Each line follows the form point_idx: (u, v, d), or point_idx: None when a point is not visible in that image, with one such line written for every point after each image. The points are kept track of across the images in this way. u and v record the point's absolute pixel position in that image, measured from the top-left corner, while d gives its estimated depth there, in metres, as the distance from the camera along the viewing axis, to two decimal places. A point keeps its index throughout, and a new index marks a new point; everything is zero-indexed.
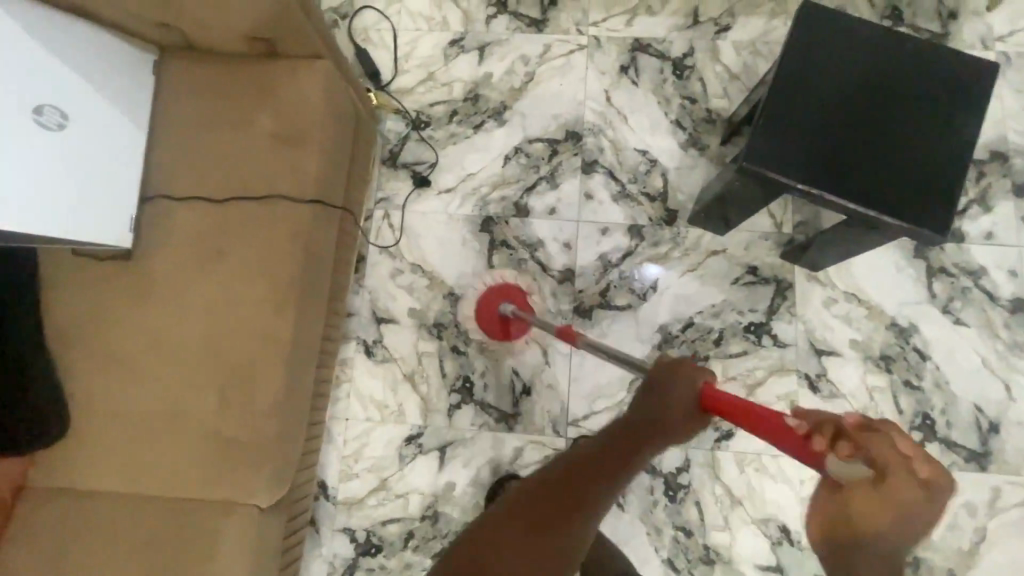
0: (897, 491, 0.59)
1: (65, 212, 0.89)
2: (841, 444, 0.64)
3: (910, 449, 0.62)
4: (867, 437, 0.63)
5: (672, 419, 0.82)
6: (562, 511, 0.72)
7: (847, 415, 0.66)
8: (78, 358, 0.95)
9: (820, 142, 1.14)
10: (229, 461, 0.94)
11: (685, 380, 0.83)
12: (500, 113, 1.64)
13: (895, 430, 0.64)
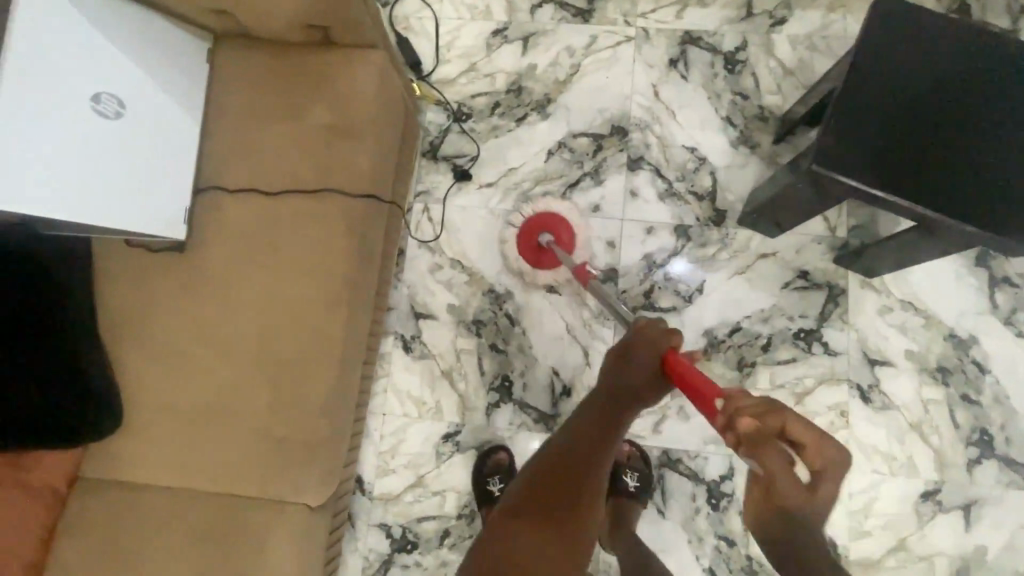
0: (796, 493, 0.60)
1: (121, 202, 0.88)
2: (742, 445, 0.65)
3: (807, 436, 0.63)
4: (765, 437, 0.63)
5: (643, 391, 0.92)
6: (566, 492, 0.87)
7: (747, 415, 0.66)
8: (131, 350, 0.95)
9: (894, 144, 1.08)
10: (278, 461, 0.93)
11: (649, 347, 0.93)
12: (544, 106, 1.60)
13: (793, 420, 0.64)
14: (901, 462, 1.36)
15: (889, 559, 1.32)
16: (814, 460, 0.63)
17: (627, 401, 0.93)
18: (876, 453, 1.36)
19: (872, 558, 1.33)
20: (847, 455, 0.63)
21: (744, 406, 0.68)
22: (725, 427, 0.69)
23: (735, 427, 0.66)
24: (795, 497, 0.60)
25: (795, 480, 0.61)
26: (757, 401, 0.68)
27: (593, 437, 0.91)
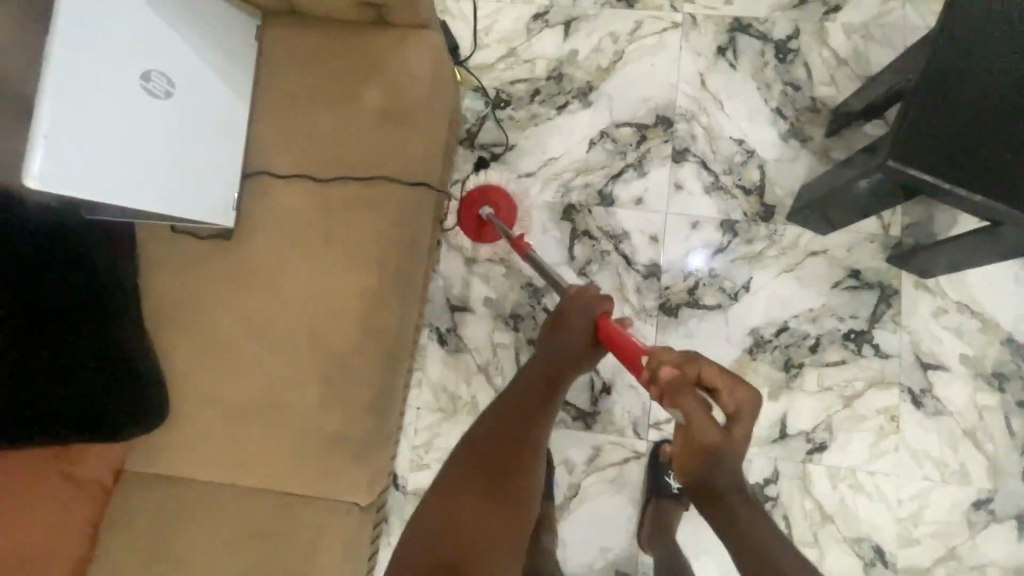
0: (714, 432, 0.68)
1: (169, 187, 0.83)
2: (662, 393, 0.72)
3: (718, 378, 0.70)
4: (683, 385, 0.70)
5: (578, 355, 1.02)
6: (510, 458, 0.96)
7: (668, 365, 0.72)
8: (178, 341, 0.91)
9: (976, 139, 1.02)
10: (328, 459, 0.90)
11: (582, 311, 1.01)
12: (586, 94, 1.54)
13: (706, 365, 0.71)
14: (953, 469, 1.32)
15: (939, 567, 1.29)
16: (730, 402, 0.70)
17: (564, 366, 1.03)
18: (927, 459, 1.32)
19: (920, 566, 1.29)
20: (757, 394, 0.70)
21: (666, 358, 0.74)
22: (651, 380, 0.75)
23: (658, 380, 0.73)
24: (713, 437, 0.68)
25: (712, 422, 0.68)
26: (676, 355, 0.75)
27: (533, 398, 1.02)
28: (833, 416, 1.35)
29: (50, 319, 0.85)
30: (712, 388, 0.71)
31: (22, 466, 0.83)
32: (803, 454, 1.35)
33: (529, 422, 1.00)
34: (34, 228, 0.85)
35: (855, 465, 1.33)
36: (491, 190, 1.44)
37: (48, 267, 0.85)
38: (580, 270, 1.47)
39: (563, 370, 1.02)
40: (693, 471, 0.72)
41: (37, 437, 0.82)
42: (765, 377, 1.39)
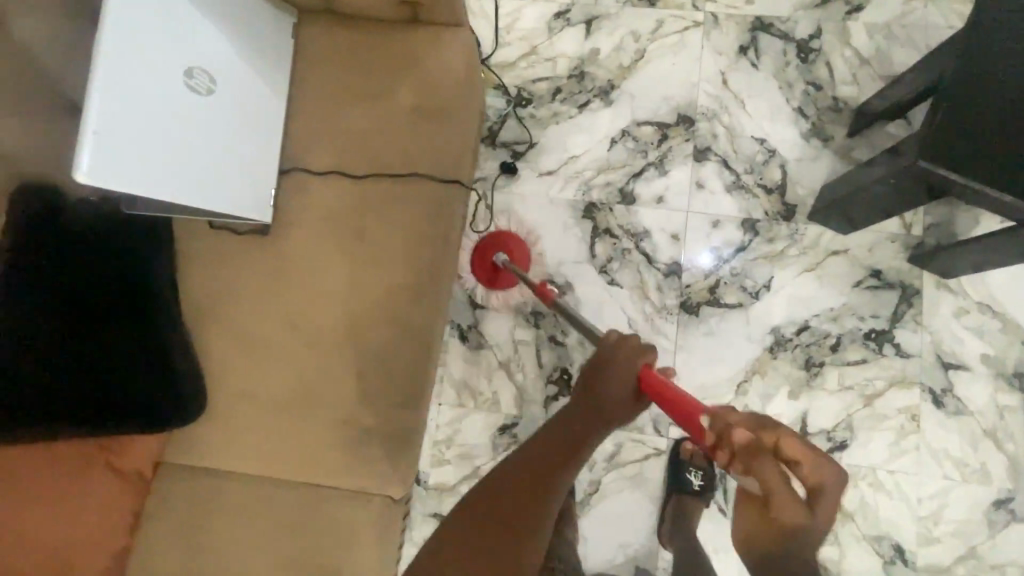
0: (796, 511, 0.59)
1: (210, 182, 0.84)
2: (733, 459, 0.63)
3: (802, 452, 0.60)
4: (760, 453, 0.61)
5: (613, 414, 0.86)
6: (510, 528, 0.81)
7: (740, 429, 0.63)
8: (214, 336, 0.93)
9: (1007, 139, 1.02)
10: (365, 451, 0.91)
11: (623, 363, 0.86)
12: (608, 92, 1.55)
13: (787, 436, 0.61)
14: (973, 468, 1.32)
15: (958, 566, 1.30)
16: (811, 477, 0.60)
17: (597, 424, 0.86)
18: (948, 459, 1.33)
19: (939, 565, 1.30)
20: (842, 472, 0.61)
21: (735, 420, 0.66)
22: (716, 443, 0.66)
23: (728, 443, 0.64)
24: (795, 516, 0.59)
25: (791, 497, 0.59)
26: (746, 417, 0.66)
27: (553, 457, 0.86)
28: (854, 415, 1.36)
29: (90, 311, 0.87)
30: (793, 462, 0.61)
31: (69, 457, 0.85)
32: (823, 453, 1.35)
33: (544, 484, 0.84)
34: (78, 223, 0.88)
35: (876, 464, 1.34)
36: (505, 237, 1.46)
37: (90, 261, 0.88)
38: (602, 268, 1.48)
39: (594, 430, 0.86)
40: (764, 554, 0.62)
41: (80, 426, 0.84)
42: (786, 376, 1.39)
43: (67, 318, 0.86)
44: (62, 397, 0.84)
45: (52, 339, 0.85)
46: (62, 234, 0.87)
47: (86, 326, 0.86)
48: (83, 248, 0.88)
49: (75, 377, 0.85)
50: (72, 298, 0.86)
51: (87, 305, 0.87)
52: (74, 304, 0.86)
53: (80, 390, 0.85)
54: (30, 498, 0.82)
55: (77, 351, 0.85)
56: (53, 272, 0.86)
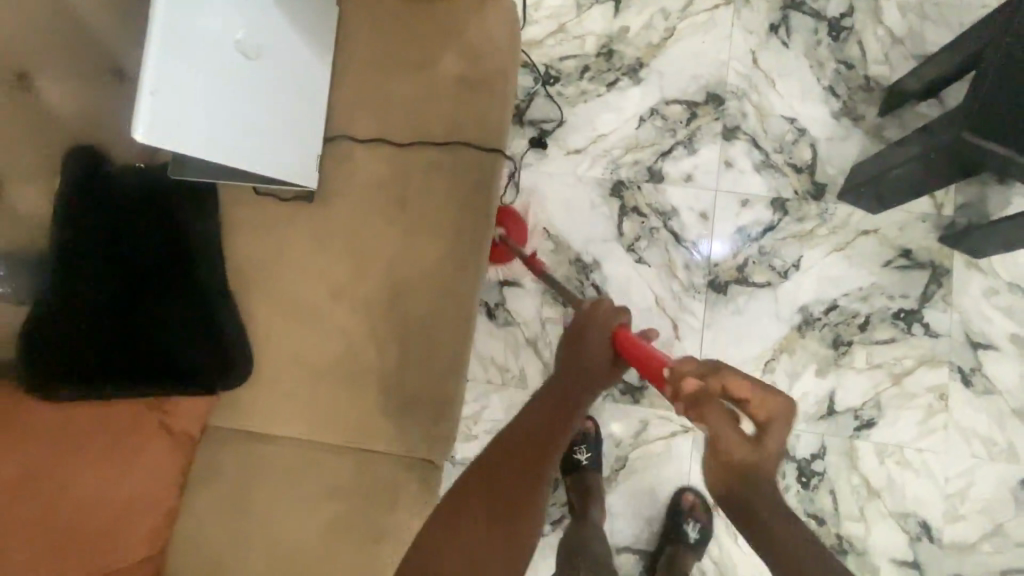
0: (738, 441, 0.75)
1: (256, 147, 0.85)
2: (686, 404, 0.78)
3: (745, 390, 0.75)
4: (708, 397, 0.76)
5: (597, 376, 0.92)
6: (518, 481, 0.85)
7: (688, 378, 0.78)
8: (259, 302, 0.93)
9: None
10: (410, 414, 0.93)
11: (600, 326, 0.92)
12: (636, 70, 1.54)
13: (730, 375, 0.76)
14: (1000, 447, 1.33)
15: (984, 543, 1.30)
16: (757, 411, 0.76)
17: (586, 387, 0.92)
18: (976, 438, 1.33)
19: (965, 542, 1.31)
20: (784, 400, 0.76)
21: (686, 370, 0.79)
22: (674, 394, 0.80)
23: (681, 392, 0.78)
24: (738, 445, 0.75)
25: (733, 429, 0.75)
26: (699, 366, 0.79)
27: (548, 424, 0.89)
28: (882, 392, 1.37)
29: (124, 278, 0.87)
30: (739, 398, 0.76)
31: (120, 416, 0.86)
32: (851, 430, 1.36)
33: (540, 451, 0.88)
34: (110, 190, 0.87)
35: (904, 442, 1.34)
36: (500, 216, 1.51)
37: (124, 229, 0.87)
38: (629, 246, 1.48)
39: (582, 392, 0.91)
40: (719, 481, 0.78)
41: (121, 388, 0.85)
42: (813, 354, 1.40)
43: (97, 288, 0.84)
44: (87, 369, 0.83)
45: (77, 311, 0.82)
46: (87, 203, 0.84)
47: (119, 295, 0.86)
48: (115, 217, 0.87)
49: (103, 347, 0.84)
50: (100, 269, 0.84)
51: (120, 275, 0.86)
52: (106, 274, 0.85)
53: (116, 360, 0.85)
54: (69, 469, 0.81)
55: (109, 322, 0.85)
56: (79, 242, 0.83)
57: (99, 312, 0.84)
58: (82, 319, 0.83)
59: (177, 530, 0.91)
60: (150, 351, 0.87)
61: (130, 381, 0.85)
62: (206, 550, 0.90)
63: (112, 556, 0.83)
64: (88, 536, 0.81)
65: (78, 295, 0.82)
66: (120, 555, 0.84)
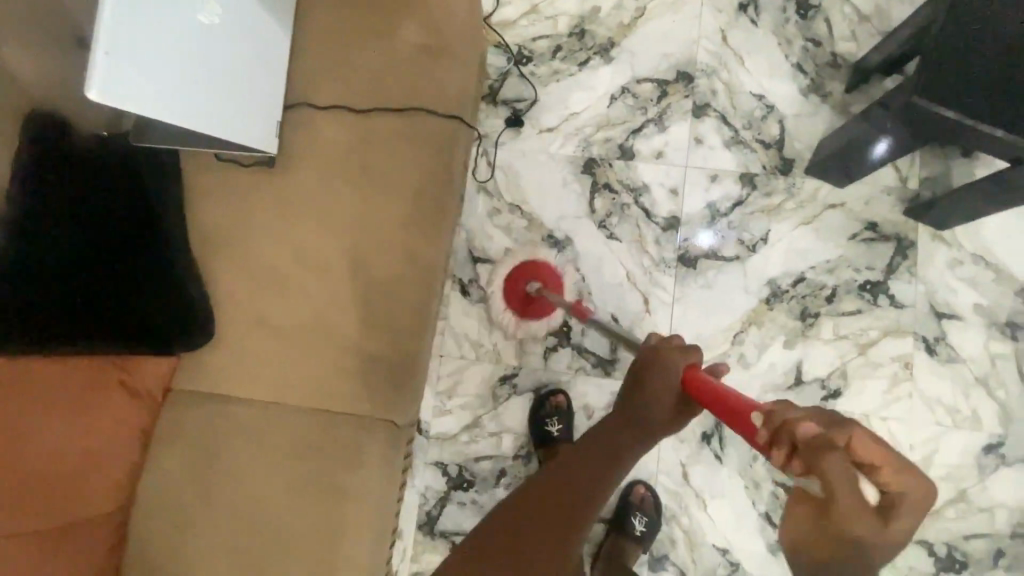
0: (866, 522, 0.54)
1: (211, 109, 0.86)
2: (793, 457, 0.57)
3: (879, 455, 0.57)
4: (831, 448, 0.55)
5: (659, 421, 0.86)
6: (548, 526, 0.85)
7: (804, 424, 0.58)
8: (221, 266, 0.95)
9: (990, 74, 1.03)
10: (372, 374, 0.94)
11: (664, 371, 0.85)
12: (608, 50, 1.55)
13: (862, 433, 0.58)
14: (964, 414, 1.35)
15: (949, 509, 1.32)
16: (889, 482, 0.57)
17: (642, 431, 0.88)
18: (940, 406, 1.35)
19: (931, 508, 1.33)
20: (927, 482, 0.57)
21: (798, 418, 0.60)
22: (771, 442, 0.60)
23: (787, 440, 0.58)
24: (863, 526, 0.54)
25: (867, 512, 0.54)
26: (807, 412, 0.61)
27: (597, 462, 0.89)
28: (847, 362, 1.39)
29: (89, 239, 0.90)
30: (867, 463, 0.57)
31: (86, 371, 0.88)
32: (818, 400, 1.38)
33: (585, 490, 0.88)
34: (78, 153, 0.90)
35: (870, 410, 1.36)
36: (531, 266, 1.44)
37: (91, 191, 0.91)
38: (601, 222, 1.49)
39: (637, 435, 0.88)
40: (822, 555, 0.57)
41: (82, 342, 0.87)
42: (781, 326, 1.42)
43: (64, 244, 0.88)
44: (49, 323, 0.86)
45: (33, 267, 0.85)
46: (48, 163, 0.88)
47: (82, 254, 0.89)
48: (79, 179, 0.90)
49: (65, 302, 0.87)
50: (60, 226, 0.88)
51: (84, 234, 0.89)
52: (68, 232, 0.88)
53: (74, 316, 0.87)
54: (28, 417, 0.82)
55: (71, 279, 0.88)
56: (41, 201, 0.86)
57: (59, 268, 0.87)
58: (46, 276, 0.86)
59: (139, 487, 0.92)
60: (112, 309, 0.90)
61: (89, 335, 0.88)
62: (166, 506, 0.91)
63: (76, 507, 0.85)
64: (48, 484, 0.83)
65: (39, 252, 0.86)
66: (85, 507, 0.86)
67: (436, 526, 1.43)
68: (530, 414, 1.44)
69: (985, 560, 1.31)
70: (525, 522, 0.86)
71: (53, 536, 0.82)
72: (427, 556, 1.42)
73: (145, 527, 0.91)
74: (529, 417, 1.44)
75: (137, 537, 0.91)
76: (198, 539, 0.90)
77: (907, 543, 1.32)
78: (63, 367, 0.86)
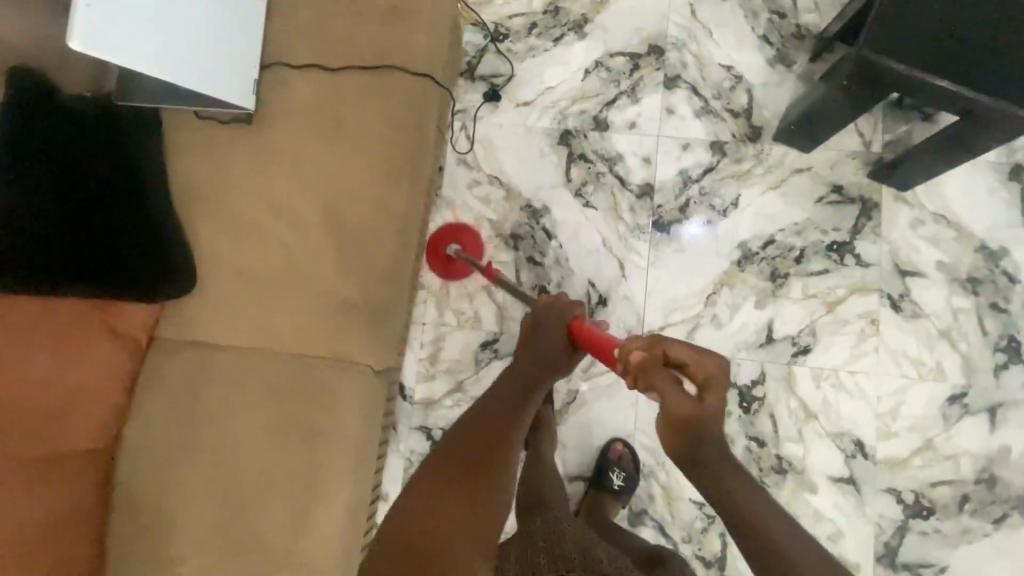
0: (689, 408, 0.80)
1: (188, 65, 0.91)
2: (636, 377, 0.85)
3: (683, 354, 0.85)
4: (653, 364, 0.83)
5: (549, 366, 1.11)
6: (487, 449, 1.00)
7: (633, 352, 0.85)
8: (205, 221, 1.00)
9: (931, 28, 1.09)
10: (350, 319, 1.00)
11: (555, 321, 1.10)
12: (582, 25, 1.59)
13: (670, 343, 0.86)
14: (929, 367, 1.40)
15: (915, 458, 1.37)
16: (696, 372, 0.84)
17: (543, 376, 1.11)
18: (905, 359, 1.40)
19: (898, 458, 1.37)
20: (718, 359, 0.85)
21: (635, 352, 0.85)
22: (622, 369, 0.88)
23: (630, 365, 0.85)
24: (689, 411, 0.80)
25: (686, 400, 0.80)
26: (641, 342, 0.88)
27: (509, 406, 1.08)
28: (816, 320, 1.43)
29: (72, 194, 0.95)
30: (678, 360, 0.86)
31: (73, 315, 0.94)
32: (789, 356, 1.43)
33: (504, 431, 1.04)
34: (56, 110, 0.95)
35: (838, 365, 1.41)
36: (457, 229, 1.50)
37: (71, 147, 0.96)
38: (577, 191, 1.54)
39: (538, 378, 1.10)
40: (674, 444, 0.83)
41: (69, 288, 0.94)
42: (752, 287, 1.46)
43: (50, 198, 0.94)
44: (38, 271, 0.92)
45: (13, 223, 0.92)
46: (17, 123, 0.93)
47: (62, 206, 0.94)
48: (54, 136, 0.95)
49: (52, 252, 0.93)
50: (38, 181, 0.93)
51: (63, 188, 0.95)
52: (45, 186, 0.94)
53: (61, 265, 0.93)
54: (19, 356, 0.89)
55: (49, 232, 0.94)
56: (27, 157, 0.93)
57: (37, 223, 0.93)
58: (35, 227, 0.93)
59: (128, 426, 0.99)
60: (95, 259, 0.95)
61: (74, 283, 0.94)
62: (152, 444, 0.97)
63: (59, 444, 0.91)
64: (31, 424, 0.89)
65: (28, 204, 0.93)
66: (71, 442, 0.92)
67: None
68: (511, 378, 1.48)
69: (951, 505, 1.35)
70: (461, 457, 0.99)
71: (36, 470, 0.88)
72: None
73: (131, 466, 0.97)
74: None
75: (124, 474, 0.97)
76: (181, 479, 0.96)
77: (877, 492, 1.37)
78: (49, 312, 0.92)
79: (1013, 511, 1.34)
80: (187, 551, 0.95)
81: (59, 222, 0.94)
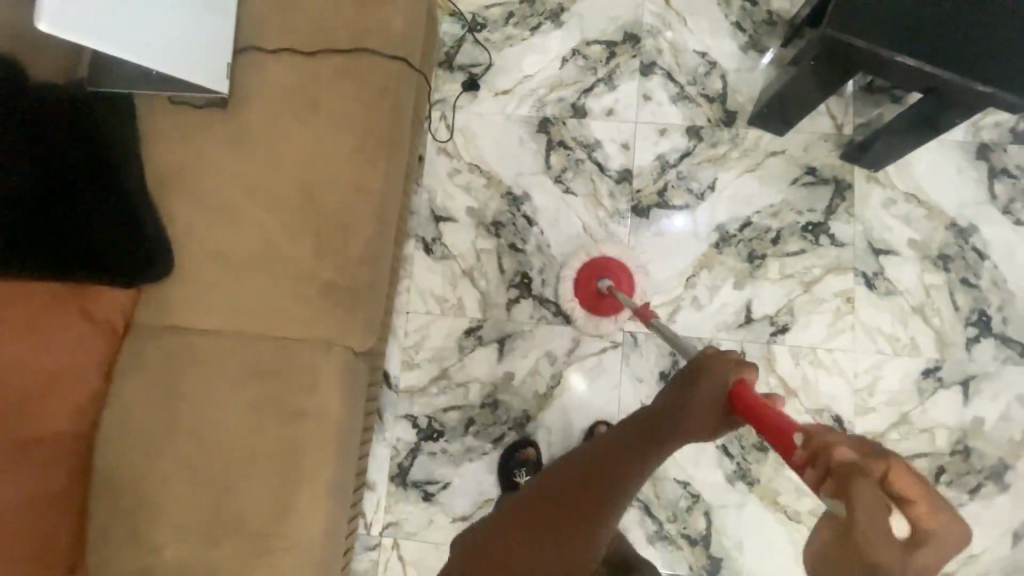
0: (892, 555, 0.46)
1: (159, 47, 0.92)
2: (825, 479, 0.54)
3: (914, 491, 0.49)
4: (860, 472, 0.51)
5: (697, 423, 0.81)
6: (576, 506, 0.82)
7: (841, 446, 0.55)
8: (179, 205, 1.01)
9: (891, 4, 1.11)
10: (329, 300, 1.00)
11: (710, 381, 0.81)
12: (558, 15, 1.61)
13: (904, 466, 0.51)
14: (903, 342, 1.43)
15: (892, 432, 1.40)
16: (926, 521, 0.48)
17: (680, 425, 0.82)
18: (880, 335, 1.43)
19: (875, 432, 1.40)
20: (965, 529, 0.48)
21: (834, 442, 0.57)
22: (810, 462, 0.57)
23: (823, 461, 0.55)
24: (888, 556, 0.46)
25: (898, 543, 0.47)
26: (850, 440, 0.56)
27: (617, 458, 0.83)
28: (794, 300, 1.46)
29: (48, 177, 0.95)
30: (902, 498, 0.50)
31: (50, 297, 0.93)
32: (768, 335, 1.45)
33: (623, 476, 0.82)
34: (30, 95, 0.95)
35: (817, 343, 1.44)
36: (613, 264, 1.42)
37: (45, 130, 0.96)
38: (557, 178, 1.55)
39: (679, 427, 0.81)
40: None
41: (44, 271, 0.94)
42: (730, 269, 1.48)
43: (28, 180, 0.94)
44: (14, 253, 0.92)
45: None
46: None
47: (39, 191, 0.94)
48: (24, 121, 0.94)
49: (29, 234, 0.93)
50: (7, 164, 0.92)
51: (35, 172, 0.94)
52: (13, 168, 0.93)
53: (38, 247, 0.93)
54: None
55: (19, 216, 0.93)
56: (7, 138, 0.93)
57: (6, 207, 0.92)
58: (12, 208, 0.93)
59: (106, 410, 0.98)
60: (73, 243, 0.95)
61: (52, 266, 0.94)
62: (130, 428, 0.97)
63: (37, 427, 0.90)
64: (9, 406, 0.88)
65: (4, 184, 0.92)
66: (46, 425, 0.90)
67: (408, 477, 1.46)
68: (495, 363, 1.49)
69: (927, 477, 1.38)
70: (545, 504, 0.83)
71: (15, 451, 0.87)
72: (401, 506, 1.45)
73: (111, 449, 0.97)
74: (493, 365, 1.49)
75: (104, 457, 0.97)
76: (161, 462, 0.96)
77: None
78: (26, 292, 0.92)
79: (987, 481, 1.37)
80: (171, 534, 0.95)
81: (37, 205, 0.94)
